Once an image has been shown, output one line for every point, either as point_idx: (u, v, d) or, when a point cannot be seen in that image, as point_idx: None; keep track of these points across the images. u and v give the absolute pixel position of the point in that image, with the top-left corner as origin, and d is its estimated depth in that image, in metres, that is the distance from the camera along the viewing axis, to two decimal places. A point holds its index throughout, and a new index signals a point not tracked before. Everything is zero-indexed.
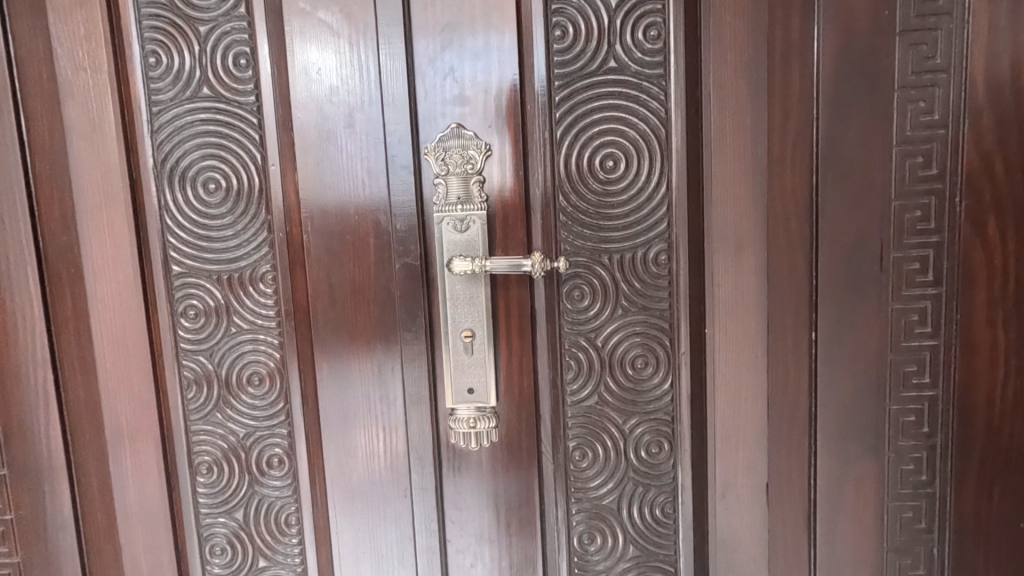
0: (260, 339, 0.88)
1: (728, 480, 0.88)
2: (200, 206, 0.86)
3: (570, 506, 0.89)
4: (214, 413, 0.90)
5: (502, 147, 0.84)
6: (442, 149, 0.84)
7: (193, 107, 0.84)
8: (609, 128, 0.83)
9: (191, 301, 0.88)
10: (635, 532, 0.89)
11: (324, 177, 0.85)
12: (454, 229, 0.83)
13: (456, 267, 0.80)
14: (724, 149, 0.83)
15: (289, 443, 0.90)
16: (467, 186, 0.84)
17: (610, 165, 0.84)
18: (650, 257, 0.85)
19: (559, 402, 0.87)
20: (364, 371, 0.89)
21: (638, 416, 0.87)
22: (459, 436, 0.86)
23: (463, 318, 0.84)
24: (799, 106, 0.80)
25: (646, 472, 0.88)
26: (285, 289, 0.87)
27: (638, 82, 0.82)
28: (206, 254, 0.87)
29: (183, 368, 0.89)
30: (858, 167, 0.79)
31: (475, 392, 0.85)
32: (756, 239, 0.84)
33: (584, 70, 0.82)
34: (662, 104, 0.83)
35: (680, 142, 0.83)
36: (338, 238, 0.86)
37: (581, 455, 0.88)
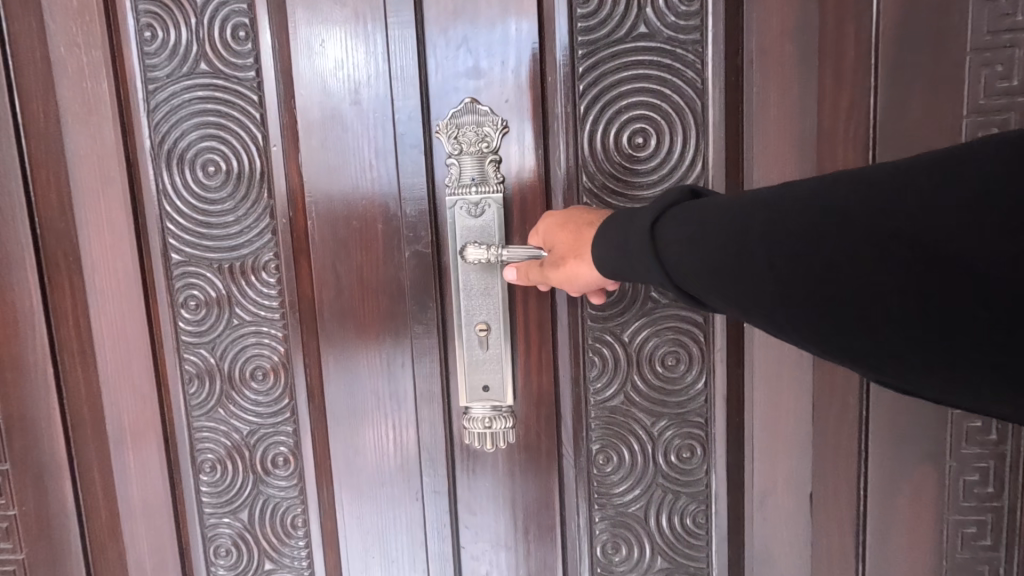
0: (264, 332, 0.83)
1: (766, 488, 0.80)
2: (200, 190, 0.81)
3: (592, 512, 0.83)
4: (217, 409, 0.85)
5: (521, 123, 0.78)
6: (454, 126, 0.77)
7: (191, 84, 0.79)
8: (639, 100, 0.76)
9: (192, 292, 0.83)
10: (664, 542, 0.82)
11: (329, 158, 0.79)
12: (468, 213, 0.77)
13: (470, 254, 0.75)
14: (767, 124, 0.75)
15: (295, 441, 0.85)
16: (483, 166, 0.77)
17: (640, 142, 0.76)
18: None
19: (581, 402, 0.81)
20: (373, 366, 0.83)
21: (667, 417, 0.80)
22: (471, 435, 0.80)
23: (477, 309, 0.78)
24: (854, 73, 0.71)
25: (676, 478, 0.81)
26: (289, 279, 0.81)
27: (671, 49, 0.75)
28: (207, 242, 0.82)
29: (185, 362, 0.85)
30: (921, 142, 0.70)
31: (491, 390, 0.79)
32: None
33: (611, 37, 0.75)
34: (699, 73, 0.75)
35: (719, 116, 0.75)
36: (344, 223, 0.81)
37: (606, 458, 0.81)
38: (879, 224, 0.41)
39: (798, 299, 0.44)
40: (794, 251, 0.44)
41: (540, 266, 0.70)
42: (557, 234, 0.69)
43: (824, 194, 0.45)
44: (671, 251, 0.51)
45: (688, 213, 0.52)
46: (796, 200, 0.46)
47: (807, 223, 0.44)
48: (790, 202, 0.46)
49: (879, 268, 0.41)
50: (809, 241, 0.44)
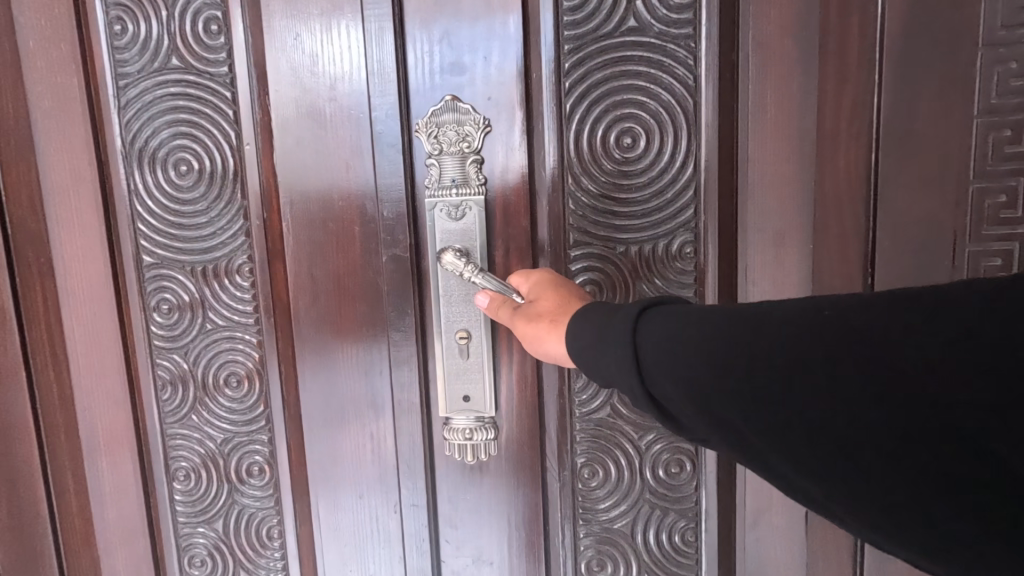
0: (237, 337, 0.80)
1: (759, 506, 0.77)
2: (172, 189, 0.78)
3: (577, 528, 0.79)
4: (190, 416, 0.83)
5: (503, 122, 0.74)
6: (434, 124, 0.74)
7: (163, 80, 0.76)
8: (627, 99, 0.72)
9: (164, 295, 0.80)
10: (652, 560, 0.79)
11: (305, 159, 0.76)
12: (448, 215, 0.74)
13: (446, 261, 0.73)
14: (765, 124, 0.71)
15: (270, 450, 0.82)
16: (464, 167, 0.74)
17: (629, 142, 0.72)
18: (674, 251, 0.74)
19: (565, 413, 0.77)
20: (351, 374, 0.80)
21: (655, 431, 0.77)
22: (451, 445, 0.78)
23: (457, 316, 0.75)
24: (857, 70, 0.67)
25: (664, 495, 0.78)
26: (263, 282, 0.79)
27: (661, 44, 0.71)
28: (180, 244, 0.79)
29: (157, 367, 0.82)
30: (927, 144, 0.66)
31: (472, 400, 0.76)
32: (800, 230, 0.72)
33: (599, 31, 0.71)
34: (690, 70, 0.71)
35: (712, 115, 0.71)
36: (321, 225, 0.77)
37: (591, 472, 0.78)
38: (872, 369, 0.37)
39: (793, 444, 0.40)
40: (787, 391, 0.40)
41: (513, 311, 0.66)
42: (546, 292, 0.64)
43: (817, 321, 0.40)
44: (654, 366, 0.46)
45: (669, 317, 0.47)
46: (786, 326, 0.41)
47: (798, 359, 0.39)
48: (778, 325, 0.41)
49: (884, 421, 0.38)
50: (791, 371, 0.40)
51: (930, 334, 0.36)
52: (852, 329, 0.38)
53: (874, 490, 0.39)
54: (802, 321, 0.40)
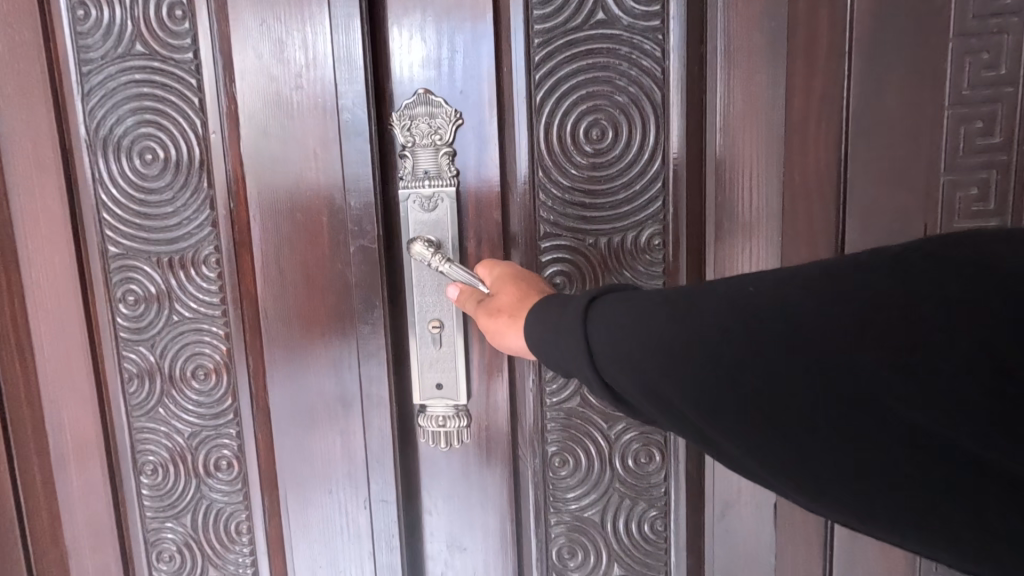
0: (204, 329, 0.79)
1: (728, 496, 0.76)
2: (137, 179, 0.77)
3: (547, 515, 0.79)
4: (157, 409, 0.82)
5: (474, 114, 0.73)
6: (407, 117, 0.73)
7: (127, 66, 0.75)
8: (595, 92, 0.72)
9: (131, 286, 0.79)
10: (622, 549, 0.79)
11: (273, 148, 0.75)
12: (421, 206, 0.74)
13: (415, 250, 0.72)
14: (735, 118, 0.70)
15: (238, 445, 0.81)
16: (437, 159, 0.73)
17: (597, 135, 0.72)
18: (644, 242, 0.74)
19: (535, 402, 0.77)
20: (320, 368, 0.79)
21: (626, 422, 0.76)
22: (427, 433, 0.78)
23: (428, 305, 0.74)
24: (827, 62, 0.66)
25: (634, 485, 0.77)
26: (230, 273, 0.77)
27: (629, 37, 0.70)
28: (145, 234, 0.78)
29: (124, 360, 0.81)
30: (898, 137, 0.65)
31: (444, 388, 0.76)
32: (769, 223, 0.71)
33: (567, 25, 0.71)
34: (658, 62, 0.70)
35: (683, 108, 0.71)
36: (288, 215, 0.76)
37: (561, 461, 0.77)
38: (795, 346, 0.40)
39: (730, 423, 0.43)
40: (721, 372, 0.43)
41: (477, 301, 0.67)
42: (506, 283, 0.65)
43: (746, 305, 0.43)
44: (605, 353, 0.48)
45: (617, 306, 0.49)
46: (720, 309, 0.44)
47: (730, 342, 0.42)
48: (713, 308, 0.44)
49: (810, 399, 0.40)
50: (726, 353, 0.43)
51: (844, 309, 0.39)
52: (776, 313, 0.41)
53: (806, 464, 0.42)
54: (733, 305, 0.43)
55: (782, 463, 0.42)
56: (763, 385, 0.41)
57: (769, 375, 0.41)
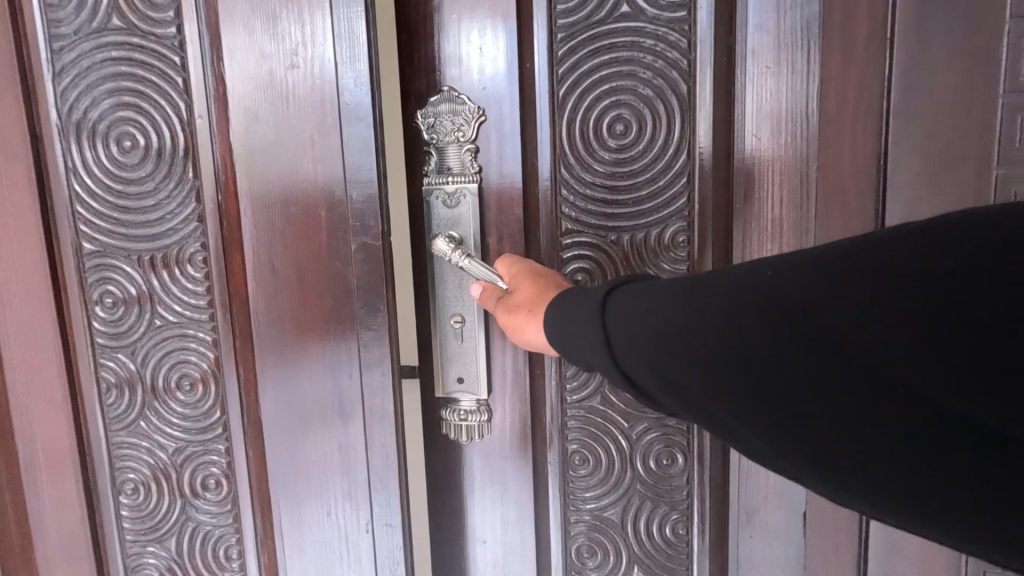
0: (189, 335, 0.72)
1: (754, 504, 0.73)
2: (115, 168, 0.69)
3: (567, 513, 0.78)
4: (138, 422, 0.74)
5: (497, 110, 0.72)
6: (431, 115, 0.72)
7: (103, 42, 0.67)
8: (619, 86, 0.70)
9: (108, 288, 0.71)
10: (642, 551, 0.77)
11: (266, 134, 0.68)
12: (443, 203, 0.73)
13: (437, 245, 0.72)
14: (767, 112, 0.68)
15: (227, 462, 0.74)
16: (460, 156, 0.72)
17: (621, 130, 0.71)
18: (668, 239, 0.72)
19: (555, 404, 0.76)
20: (317, 379, 0.72)
21: (647, 422, 0.74)
22: (449, 424, 0.77)
23: (451, 300, 0.74)
24: (865, 52, 0.64)
25: (655, 487, 0.75)
26: (218, 273, 0.70)
27: (654, 29, 0.69)
28: (124, 229, 0.70)
29: (101, 369, 0.74)
30: (941, 131, 0.63)
31: (465, 381, 0.75)
32: (799, 220, 0.69)
33: (590, 19, 0.69)
34: (685, 54, 0.68)
35: (714, 99, 0.68)
36: (282, 210, 0.69)
37: (581, 459, 0.76)
38: (808, 326, 0.37)
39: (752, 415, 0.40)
40: (739, 361, 0.40)
41: (497, 299, 0.67)
42: (520, 279, 0.66)
43: (756, 285, 0.40)
44: (623, 345, 0.47)
45: (635, 297, 0.47)
46: (731, 289, 0.42)
47: (748, 329, 0.39)
48: (724, 290, 0.42)
49: (827, 381, 0.37)
50: (735, 335, 0.40)
51: (861, 284, 0.36)
52: (799, 297, 0.38)
53: (830, 454, 0.38)
54: (754, 289, 0.40)
55: (810, 461, 0.39)
56: (784, 374, 0.38)
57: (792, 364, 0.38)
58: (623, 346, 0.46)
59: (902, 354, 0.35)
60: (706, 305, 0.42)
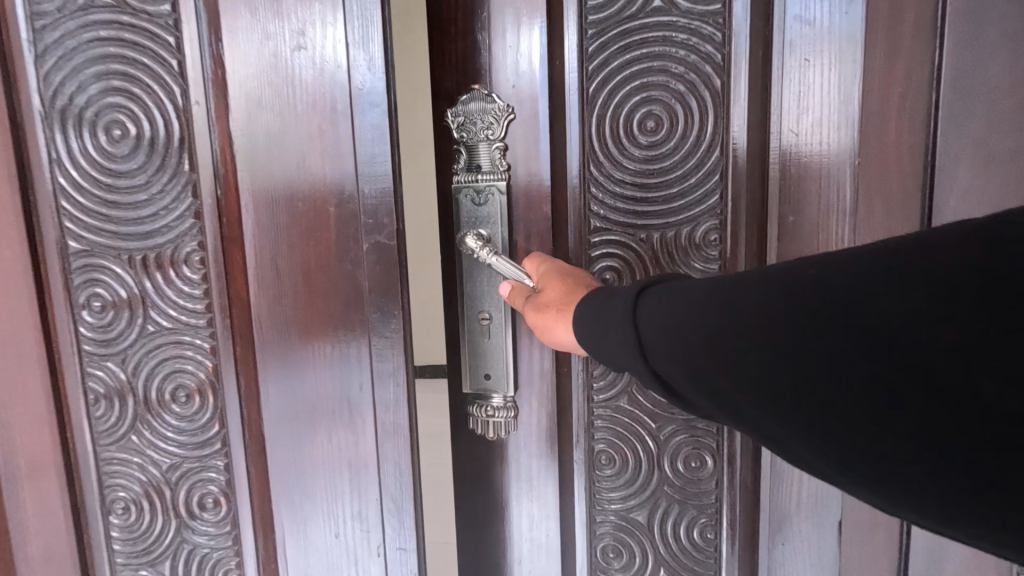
0: (186, 343, 0.66)
1: (785, 510, 0.69)
2: (104, 159, 0.63)
3: (592, 513, 0.74)
4: (130, 437, 0.68)
5: (527, 107, 0.67)
6: (460, 113, 0.68)
7: (91, 20, 0.61)
8: (650, 82, 0.65)
9: (97, 290, 0.65)
10: (669, 554, 0.73)
11: (269, 123, 0.62)
12: (470, 201, 0.69)
13: (465, 242, 0.68)
14: (808, 107, 0.62)
15: (227, 480, 0.68)
16: (489, 155, 0.68)
17: (652, 126, 0.66)
18: (699, 238, 0.67)
19: (582, 402, 0.72)
20: (325, 390, 0.66)
21: (677, 423, 0.70)
22: (475, 420, 0.74)
23: (481, 296, 0.71)
24: (913, 39, 0.59)
25: (683, 489, 0.71)
26: (217, 275, 0.64)
27: (687, 23, 0.63)
28: (113, 226, 0.64)
29: (89, 379, 0.68)
30: (995, 123, 0.59)
31: (492, 378, 0.72)
32: (845, 218, 0.63)
33: (622, 14, 0.65)
34: (719, 48, 0.63)
35: (753, 88, 0.63)
36: (286, 206, 0.63)
37: (607, 459, 0.72)
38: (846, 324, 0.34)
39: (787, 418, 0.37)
40: (770, 360, 0.37)
41: (526, 298, 0.64)
42: (550, 278, 0.62)
43: (796, 282, 0.38)
44: (653, 343, 0.45)
45: (666, 296, 0.46)
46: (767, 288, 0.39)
47: (780, 326, 0.37)
48: (760, 288, 0.39)
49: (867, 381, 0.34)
50: (766, 332, 0.38)
51: (906, 277, 0.33)
52: (831, 293, 0.35)
53: (873, 460, 0.35)
54: (787, 285, 0.38)
55: (852, 466, 0.36)
56: (817, 374, 0.35)
57: (828, 363, 0.35)
58: (653, 346, 0.45)
59: (944, 353, 0.31)
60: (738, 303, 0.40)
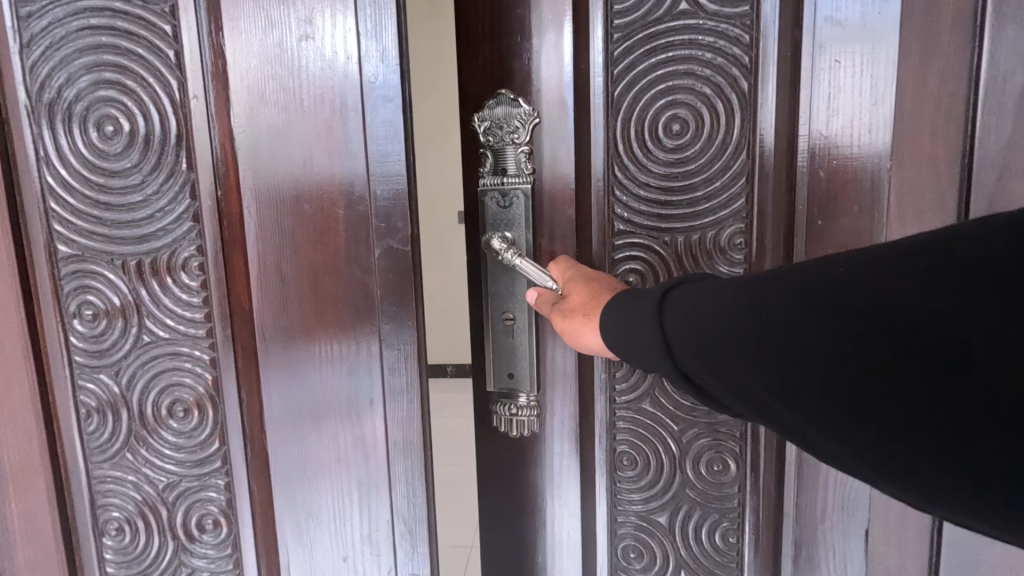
0: (183, 355, 0.61)
1: (811, 517, 0.65)
2: (95, 157, 0.59)
3: (614, 513, 0.70)
4: (124, 454, 0.64)
5: (551, 109, 0.64)
6: (485, 118, 0.65)
7: (81, 7, 0.56)
8: (676, 86, 0.61)
9: (88, 298, 0.61)
10: (690, 557, 0.69)
11: (274, 119, 0.58)
12: (494, 204, 0.66)
13: (489, 243, 0.66)
14: (841, 109, 0.58)
15: (227, 500, 0.63)
16: (515, 159, 0.65)
17: (678, 130, 0.62)
18: (724, 242, 0.63)
19: (604, 402, 0.68)
20: (334, 406, 0.62)
21: (699, 427, 0.67)
22: (498, 418, 0.70)
23: (503, 296, 0.67)
24: (949, 34, 0.55)
25: (705, 492, 0.68)
26: (217, 282, 0.60)
27: (713, 27, 0.60)
28: (105, 230, 0.60)
29: (79, 392, 0.63)
30: None
31: (516, 377, 0.68)
32: (885, 220, 0.59)
33: (648, 18, 0.61)
34: (747, 50, 0.59)
35: (781, 87, 0.59)
36: (291, 209, 0.59)
37: (629, 460, 0.69)
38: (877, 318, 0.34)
39: (821, 417, 0.37)
40: (799, 358, 0.37)
41: (553, 304, 0.60)
42: (576, 284, 0.59)
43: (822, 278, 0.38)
44: (682, 344, 0.44)
45: (690, 297, 0.44)
46: (794, 285, 0.39)
47: (812, 327, 0.37)
48: (786, 285, 0.39)
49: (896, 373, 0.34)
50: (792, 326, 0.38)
51: (934, 271, 0.33)
52: (857, 287, 0.36)
53: (906, 453, 0.34)
54: (815, 285, 0.38)
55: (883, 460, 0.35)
56: (845, 365, 0.35)
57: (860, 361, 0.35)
58: (677, 343, 0.44)
59: (973, 342, 0.32)
60: (761, 298, 0.40)
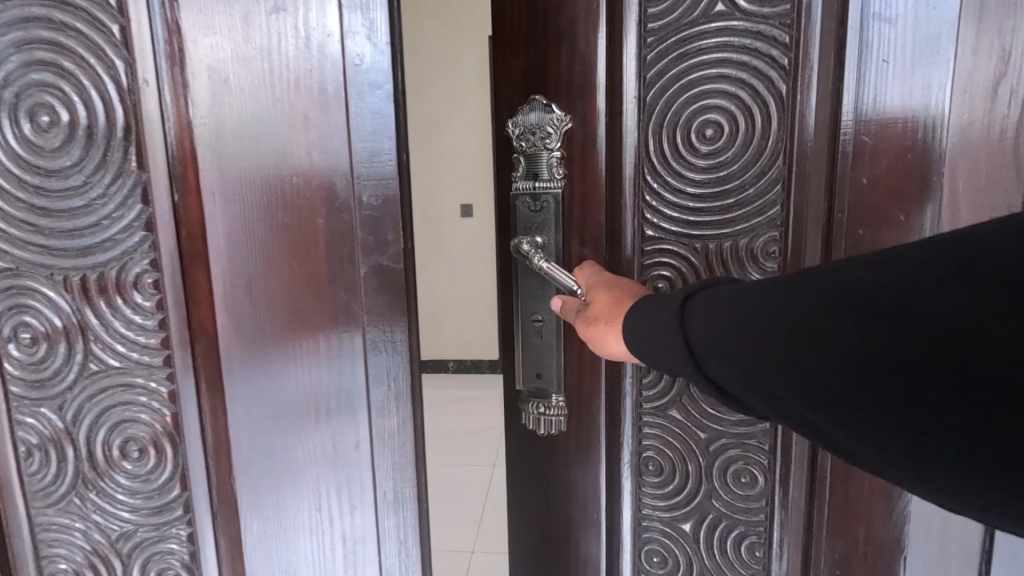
0: (137, 389, 0.52)
1: (851, 544, 0.58)
2: (30, 155, 0.49)
3: (637, 517, 0.66)
4: (72, 498, 0.55)
5: (586, 110, 0.59)
6: (517, 125, 0.61)
7: None
8: (711, 91, 0.57)
9: (26, 320, 0.52)
10: (713, 567, 0.65)
11: (242, 107, 0.48)
12: (526, 209, 0.61)
13: (515, 244, 0.61)
14: (891, 109, 0.51)
15: (191, 553, 0.54)
16: (548, 166, 0.60)
17: (713, 135, 0.58)
18: (758, 249, 0.58)
19: (630, 407, 0.64)
20: (314, 449, 0.53)
21: (729, 437, 0.62)
22: (525, 416, 0.66)
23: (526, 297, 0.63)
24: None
25: (732, 503, 0.63)
26: (176, 303, 0.50)
27: (751, 28, 0.55)
28: (43, 240, 0.50)
29: (17, 429, 0.54)
30: None
31: (544, 376, 0.64)
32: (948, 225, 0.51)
33: (681, 21, 0.57)
34: (787, 51, 0.54)
35: (824, 86, 0.53)
36: (262, 214, 0.50)
37: (654, 467, 0.65)
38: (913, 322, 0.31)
39: (845, 420, 0.35)
40: (827, 363, 0.34)
41: (577, 312, 0.57)
42: (600, 290, 0.56)
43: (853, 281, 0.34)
44: (704, 348, 0.42)
45: (713, 300, 0.42)
46: (822, 288, 0.36)
47: (825, 323, 0.35)
48: (814, 288, 0.36)
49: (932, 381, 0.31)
50: (820, 332, 0.35)
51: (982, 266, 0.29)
52: (894, 289, 0.32)
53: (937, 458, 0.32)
54: (843, 289, 0.34)
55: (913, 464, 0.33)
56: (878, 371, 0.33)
57: (880, 357, 0.32)
58: (702, 347, 0.42)
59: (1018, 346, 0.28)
60: (789, 303, 0.37)
